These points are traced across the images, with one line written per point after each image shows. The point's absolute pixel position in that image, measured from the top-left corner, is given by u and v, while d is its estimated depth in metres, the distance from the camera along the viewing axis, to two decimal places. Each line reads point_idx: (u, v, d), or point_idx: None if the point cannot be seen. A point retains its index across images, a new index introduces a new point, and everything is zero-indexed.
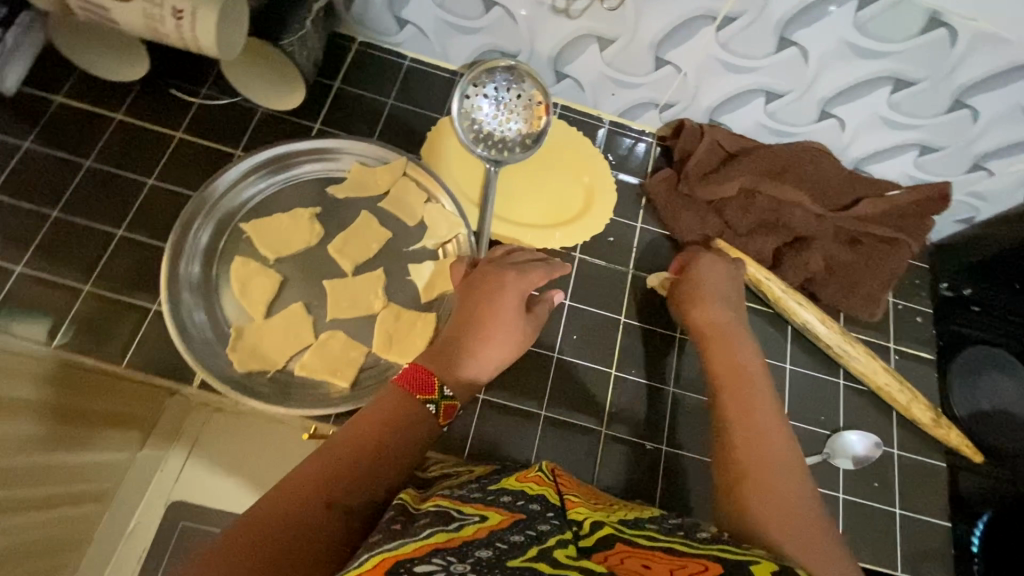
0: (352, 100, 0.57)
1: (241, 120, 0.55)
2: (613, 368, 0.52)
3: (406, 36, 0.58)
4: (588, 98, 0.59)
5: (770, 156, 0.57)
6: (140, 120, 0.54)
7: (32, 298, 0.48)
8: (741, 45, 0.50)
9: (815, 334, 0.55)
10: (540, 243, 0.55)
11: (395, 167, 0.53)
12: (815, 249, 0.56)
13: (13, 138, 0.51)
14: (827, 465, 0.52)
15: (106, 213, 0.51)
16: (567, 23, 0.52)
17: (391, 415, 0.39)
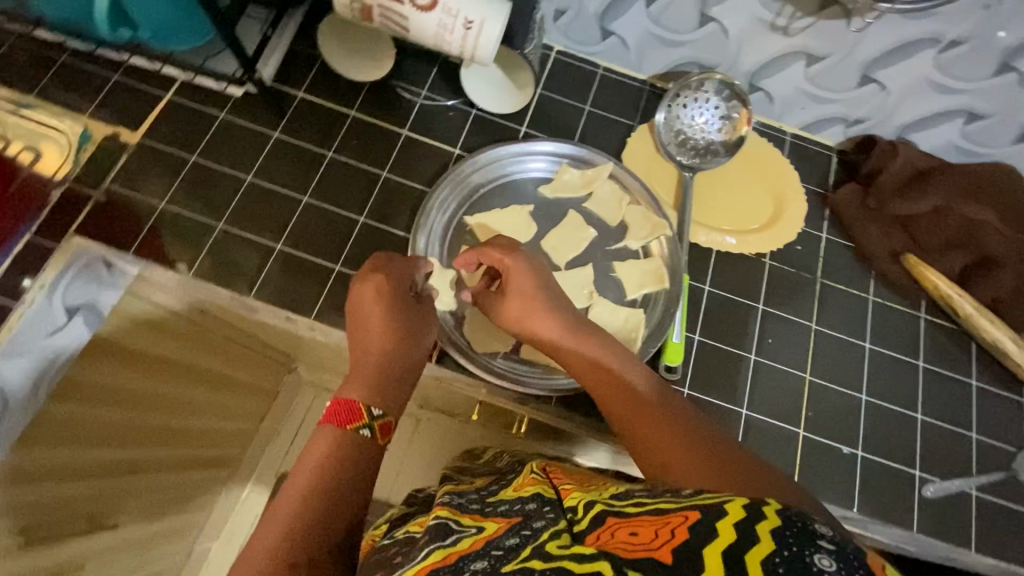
0: (552, 105, 0.60)
1: (458, 123, 0.58)
2: (808, 373, 0.54)
3: (606, 47, 0.61)
4: (775, 112, 0.61)
5: (961, 176, 0.58)
6: (373, 117, 0.57)
7: (290, 277, 0.51)
8: (958, 67, 0.52)
9: (1006, 354, 0.55)
10: (735, 248, 0.57)
11: (604, 171, 0.56)
12: (1008, 269, 0.56)
13: (265, 129, 0.55)
14: (1019, 482, 0.53)
15: (349, 201, 0.54)
16: (782, 41, 0.54)
17: (333, 443, 0.35)
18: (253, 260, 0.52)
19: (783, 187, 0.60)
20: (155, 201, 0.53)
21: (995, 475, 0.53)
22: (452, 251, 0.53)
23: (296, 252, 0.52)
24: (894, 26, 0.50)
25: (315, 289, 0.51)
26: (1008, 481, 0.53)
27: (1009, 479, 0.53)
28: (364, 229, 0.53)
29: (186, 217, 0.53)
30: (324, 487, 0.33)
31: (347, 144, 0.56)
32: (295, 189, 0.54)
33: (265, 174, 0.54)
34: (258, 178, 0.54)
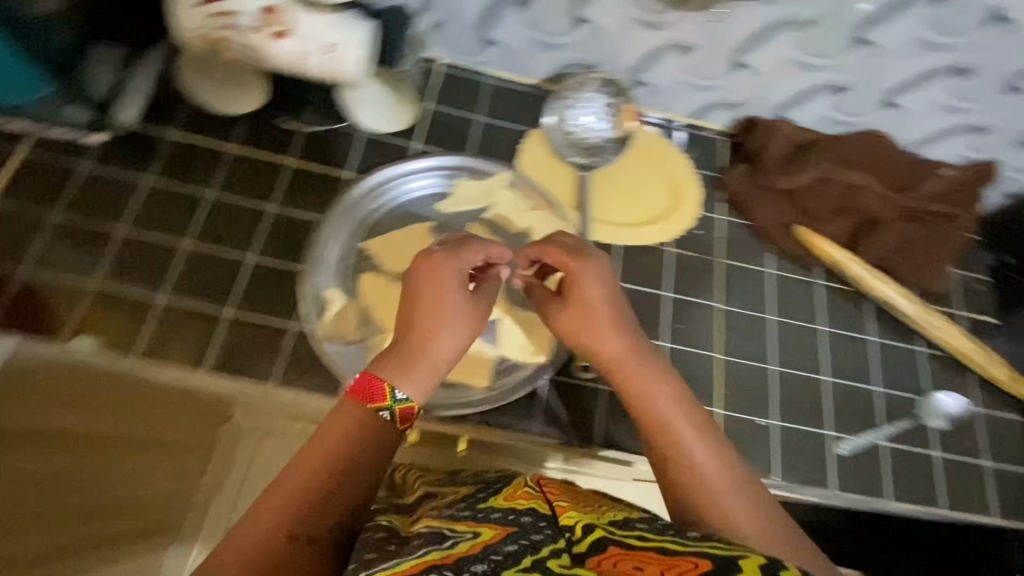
0: (442, 117, 0.60)
1: (344, 145, 0.56)
2: (715, 353, 0.55)
3: (489, 57, 0.61)
4: (662, 102, 0.62)
5: (837, 147, 0.61)
6: (253, 149, 0.54)
7: (175, 329, 0.48)
8: (819, 45, 0.55)
9: (896, 308, 0.59)
10: (638, 242, 0.58)
11: (501, 181, 0.56)
12: (887, 229, 0.60)
13: (133, 174, 0.52)
14: (920, 427, 0.56)
15: (233, 240, 0.51)
16: (656, 34, 0.56)
17: (355, 425, 0.38)
18: (135, 320, 0.48)
19: (677, 176, 0.61)
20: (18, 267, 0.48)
21: (900, 424, 0.56)
22: (350, 280, 0.51)
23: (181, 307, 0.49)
24: (754, 13, 0.53)
25: (211, 343, 0.48)
26: (912, 428, 0.56)
27: (913, 426, 0.56)
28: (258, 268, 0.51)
29: (53, 278, 0.49)
30: (334, 471, 0.37)
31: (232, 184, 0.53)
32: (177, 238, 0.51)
33: (145, 226, 0.51)
34: (130, 228, 0.51)
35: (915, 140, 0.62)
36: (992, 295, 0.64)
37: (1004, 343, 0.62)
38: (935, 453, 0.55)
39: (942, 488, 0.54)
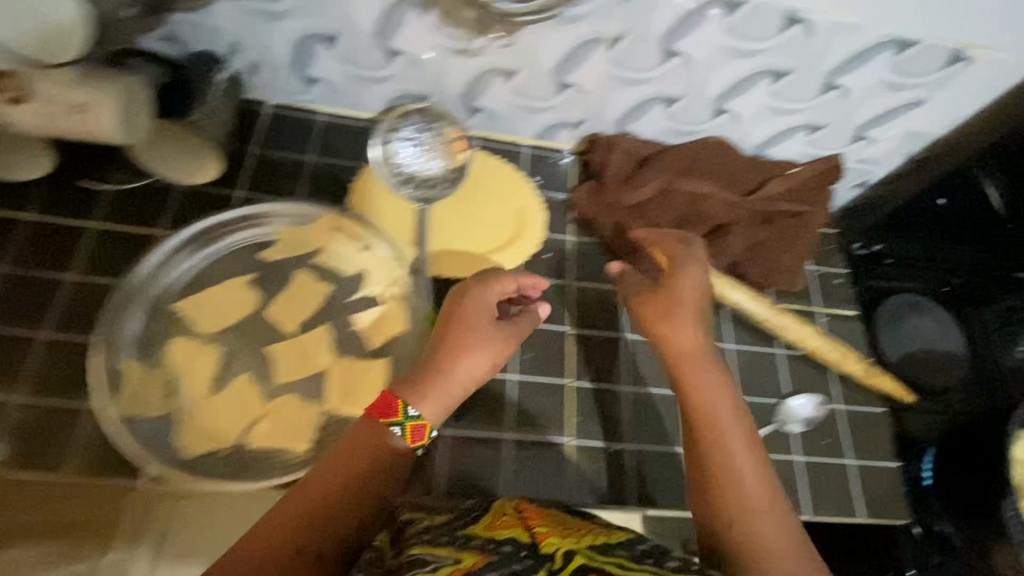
0: (290, 163, 0.75)
1: (159, 201, 0.69)
2: (572, 380, 0.70)
3: (316, 92, 0.75)
4: (595, 97, 0.73)
5: (679, 155, 0.77)
6: (155, 227, 0.68)
7: (33, 424, 0.58)
8: (687, 115, 0.75)
9: (748, 311, 0.77)
10: (479, 266, 0.72)
11: (326, 224, 0.69)
12: (735, 235, 0.77)
13: (17, 270, 0.64)
14: (773, 434, 0.75)
15: (79, 325, 0.62)
16: (572, 32, 0.64)
17: (395, 452, 0.50)
18: (206, 365, 0.61)
19: (525, 206, 0.76)
20: (39, 330, 0.62)
21: (765, 429, 0.75)
22: (152, 350, 0.61)
23: (246, 348, 0.63)
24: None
25: (281, 372, 0.62)
26: (769, 433, 0.75)
27: (773, 431, 0.75)
28: (305, 313, 0.65)
29: None
30: (374, 469, 0.48)
31: (265, 248, 0.68)
32: (236, 297, 0.65)
33: (186, 291, 0.64)
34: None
35: (819, 135, 0.78)
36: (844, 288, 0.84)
37: (864, 330, 0.83)
38: (796, 457, 0.74)
39: (799, 483, 0.73)
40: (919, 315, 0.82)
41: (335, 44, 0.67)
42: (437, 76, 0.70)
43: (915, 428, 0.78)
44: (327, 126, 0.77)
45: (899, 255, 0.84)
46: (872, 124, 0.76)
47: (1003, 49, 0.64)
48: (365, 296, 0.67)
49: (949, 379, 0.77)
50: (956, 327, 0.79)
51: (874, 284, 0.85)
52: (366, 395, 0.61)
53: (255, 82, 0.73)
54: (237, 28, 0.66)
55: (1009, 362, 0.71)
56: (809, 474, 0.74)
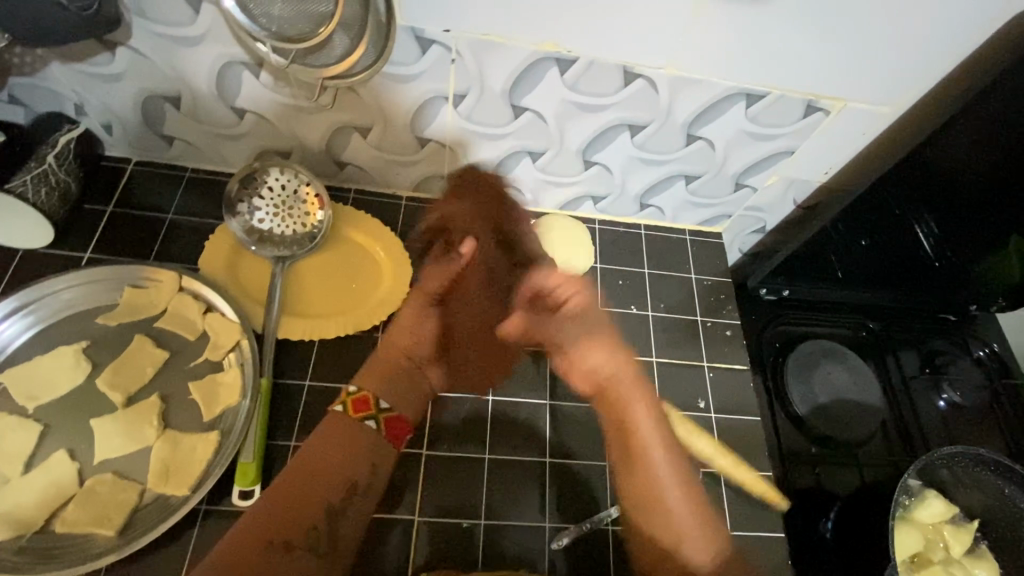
0: (146, 221, 0.72)
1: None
2: (427, 449, 0.65)
3: (177, 149, 0.73)
4: (457, 152, 0.71)
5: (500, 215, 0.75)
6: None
7: None
8: (557, 168, 0.73)
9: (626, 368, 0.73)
10: (332, 329, 0.68)
11: (169, 285, 0.66)
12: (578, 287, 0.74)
13: None
14: None
15: None
16: (412, 89, 0.62)
17: (341, 429, 0.56)
18: (20, 444, 0.57)
19: (384, 258, 0.74)
20: None
21: None
22: None
23: (70, 421, 0.60)
24: (506, 58, 0.59)
25: (101, 448, 0.58)
26: None
27: None
28: (136, 382, 0.61)
29: None
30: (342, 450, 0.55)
31: (105, 314, 0.65)
32: (64, 367, 0.61)
33: (12, 361, 0.61)
34: None
35: (692, 187, 0.77)
36: (738, 338, 0.79)
37: (769, 379, 0.87)
38: None
39: None
40: (825, 361, 0.89)
41: (180, 103, 0.66)
42: (291, 133, 0.69)
43: (825, 483, 0.82)
44: (193, 180, 0.75)
45: (827, 302, 0.93)
46: (747, 175, 0.74)
47: (854, 99, 0.64)
48: (207, 360, 0.64)
49: (863, 429, 0.86)
50: (869, 376, 0.89)
51: (786, 327, 0.92)
52: (192, 469, 0.58)
53: (113, 139, 0.72)
54: (78, 88, 0.65)
55: (931, 404, 0.89)
56: None
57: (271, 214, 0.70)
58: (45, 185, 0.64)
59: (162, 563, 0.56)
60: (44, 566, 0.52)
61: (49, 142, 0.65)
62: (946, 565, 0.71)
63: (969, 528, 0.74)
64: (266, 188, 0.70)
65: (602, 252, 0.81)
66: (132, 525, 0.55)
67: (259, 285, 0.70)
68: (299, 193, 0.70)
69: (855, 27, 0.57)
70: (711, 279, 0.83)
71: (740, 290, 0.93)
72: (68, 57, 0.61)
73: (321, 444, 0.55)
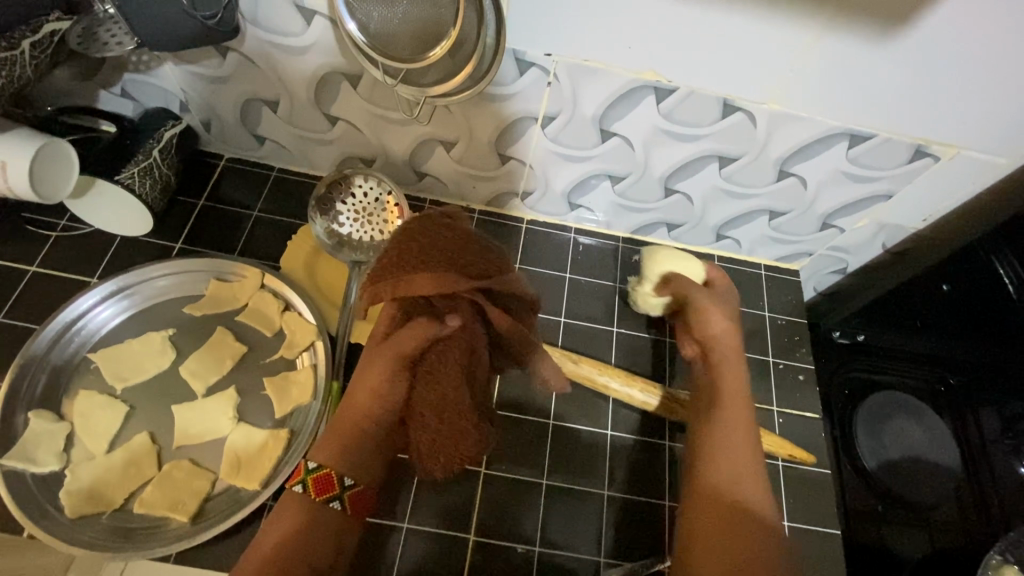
0: (232, 215, 0.75)
1: (100, 249, 0.70)
2: (483, 467, 0.65)
3: (266, 149, 0.76)
4: (538, 173, 0.71)
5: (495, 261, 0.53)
6: (92, 276, 0.68)
7: None
8: (636, 193, 0.72)
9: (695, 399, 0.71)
10: None
11: (251, 282, 0.68)
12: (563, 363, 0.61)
13: None
14: None
15: None
16: (502, 107, 0.62)
17: (297, 510, 0.50)
18: (106, 423, 0.60)
19: None
20: None
21: None
22: (62, 401, 0.61)
23: (152, 405, 0.62)
24: (601, 84, 0.58)
25: (179, 435, 0.60)
26: None
27: None
28: (216, 373, 0.64)
29: None
30: (298, 531, 0.49)
31: (190, 304, 0.68)
32: (151, 352, 0.64)
33: (105, 341, 0.65)
34: None
35: (773, 223, 0.74)
36: (810, 383, 0.75)
37: (836, 428, 0.85)
38: None
39: None
40: (899, 415, 0.84)
41: (278, 107, 0.68)
42: (378, 142, 0.70)
43: (889, 542, 0.79)
44: (279, 180, 0.78)
45: (907, 354, 0.87)
46: (837, 215, 0.71)
47: (967, 147, 0.60)
48: (282, 358, 0.66)
49: (937, 491, 0.81)
50: (945, 435, 0.83)
51: (856, 375, 0.88)
52: (262, 465, 0.59)
53: (210, 137, 0.76)
54: (185, 87, 0.68)
55: (1009, 472, 0.78)
56: None
57: (351, 219, 0.71)
58: (150, 177, 0.67)
59: (227, 555, 0.57)
60: (121, 545, 0.55)
61: (155, 137, 0.68)
62: None
63: None
64: (350, 194, 0.71)
65: None
66: (203, 514, 0.57)
67: (335, 287, 0.71)
68: (380, 200, 0.71)
69: (978, 77, 0.54)
70: (785, 318, 0.79)
71: (815, 331, 0.93)
72: (183, 58, 0.64)
73: (288, 512, 0.51)
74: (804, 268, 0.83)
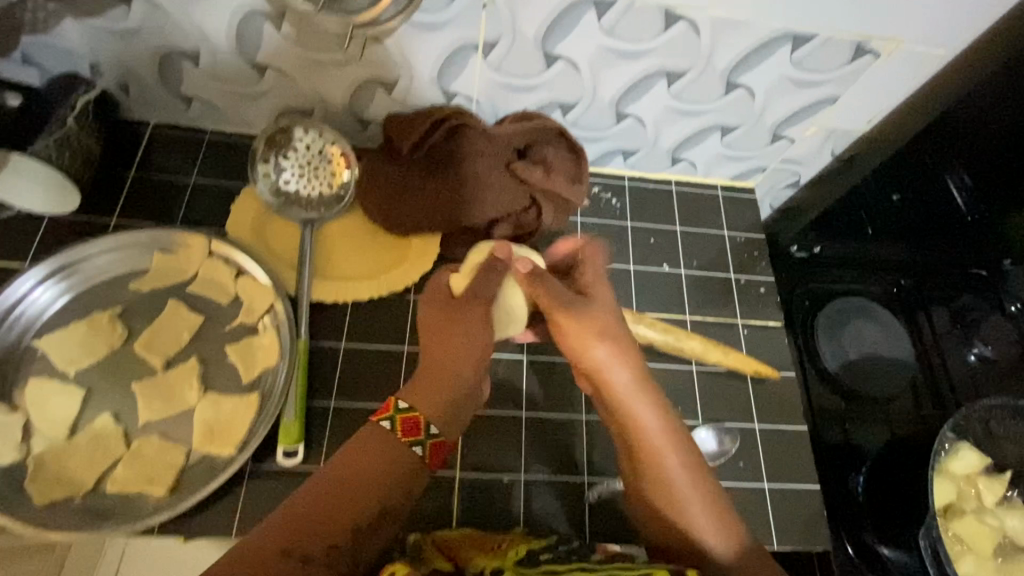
0: (168, 184, 0.71)
1: (28, 233, 0.65)
2: None
3: (196, 110, 0.71)
4: (485, 109, 0.68)
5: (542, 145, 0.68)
6: (22, 261, 0.64)
7: None
8: (589, 121, 0.70)
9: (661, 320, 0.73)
10: (366, 292, 0.67)
11: (199, 250, 0.65)
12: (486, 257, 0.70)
13: None
14: None
15: None
16: (439, 37, 0.60)
17: (375, 453, 0.47)
18: (64, 408, 0.57)
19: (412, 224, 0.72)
20: None
21: None
22: (11, 391, 0.58)
23: (111, 386, 0.60)
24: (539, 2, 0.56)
25: (145, 412, 0.58)
26: None
27: None
28: (174, 345, 0.61)
29: None
30: (369, 477, 0.46)
31: (135, 279, 0.64)
32: (101, 332, 0.61)
33: (49, 326, 0.62)
34: None
35: (726, 140, 0.74)
36: (771, 295, 0.78)
37: (802, 337, 0.87)
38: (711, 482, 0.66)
39: None
40: (858, 319, 0.88)
41: (199, 60, 0.64)
42: (314, 90, 0.67)
43: (855, 438, 0.83)
44: (214, 143, 0.74)
45: (862, 259, 0.91)
46: (787, 124, 0.72)
47: (905, 40, 0.61)
48: (242, 324, 0.64)
49: (893, 384, 0.86)
50: (899, 333, 0.88)
51: (816, 286, 0.91)
52: (235, 430, 0.58)
53: (130, 101, 0.70)
54: (95, 46, 0.63)
55: (958, 359, 0.88)
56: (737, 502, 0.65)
57: (296, 175, 0.68)
58: (67, 149, 0.62)
59: (213, 520, 0.57)
60: (98, 526, 0.53)
61: (69, 106, 0.62)
62: (978, 514, 0.71)
63: (1001, 479, 0.74)
64: (291, 148, 0.68)
65: (633, 210, 0.79)
66: (181, 486, 0.56)
67: (289, 248, 0.69)
68: (324, 152, 0.68)
69: None
70: (744, 235, 0.81)
71: (772, 248, 0.92)
72: (84, 11, 0.59)
73: (363, 456, 0.47)
74: (758, 186, 0.84)
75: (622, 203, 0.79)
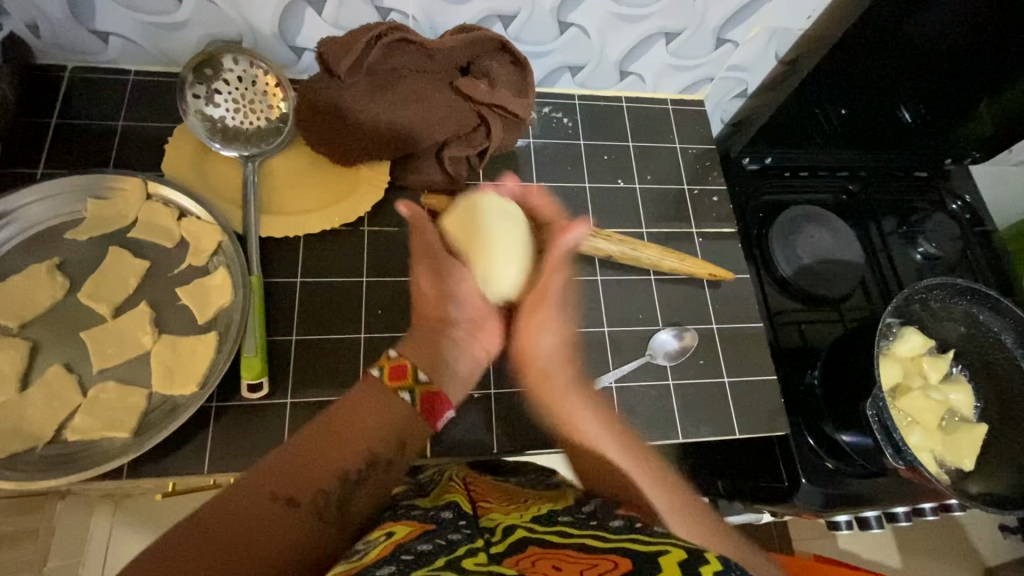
0: (94, 130, 0.67)
1: None
2: None
3: (115, 48, 0.67)
4: (424, 26, 0.68)
5: (483, 58, 0.66)
6: None
7: None
8: (531, 33, 0.70)
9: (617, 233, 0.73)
10: (318, 226, 0.66)
11: (136, 193, 0.62)
12: (435, 178, 0.70)
13: None
14: (651, 364, 0.68)
15: None
16: None
17: (372, 394, 0.49)
18: (10, 362, 0.55)
19: None
20: None
21: (637, 363, 0.68)
22: None
23: (59, 337, 0.58)
24: None
25: (99, 359, 0.57)
26: (644, 366, 0.68)
27: (646, 364, 0.68)
28: (122, 292, 0.59)
29: None
30: (371, 419, 0.47)
31: (72, 228, 0.62)
32: (41, 283, 0.58)
33: None
34: None
35: (671, 48, 0.74)
36: (724, 203, 0.79)
37: (759, 245, 0.89)
38: (673, 382, 0.68)
39: (684, 408, 0.67)
40: (812, 225, 0.90)
41: None
42: (240, 16, 0.63)
43: (809, 337, 0.86)
44: (140, 84, 0.69)
45: (812, 167, 0.94)
46: (730, 26, 0.73)
47: None
48: (191, 266, 0.62)
49: (846, 284, 0.88)
50: (849, 236, 0.91)
51: (768, 197, 0.92)
52: (194, 369, 0.57)
53: (41, 43, 0.65)
54: None
55: (908, 258, 0.92)
56: (699, 398, 0.68)
57: (230, 108, 0.65)
58: None
59: (183, 458, 0.57)
60: (64, 472, 0.52)
61: None
62: (925, 391, 0.76)
63: (945, 357, 0.78)
64: (221, 81, 0.65)
65: (584, 128, 0.78)
66: (146, 427, 0.55)
67: (233, 187, 0.66)
68: (258, 82, 0.65)
69: None
70: (696, 147, 0.81)
71: (724, 162, 0.93)
72: None
73: (359, 402, 0.49)
74: (706, 97, 0.84)
75: (574, 121, 0.78)
